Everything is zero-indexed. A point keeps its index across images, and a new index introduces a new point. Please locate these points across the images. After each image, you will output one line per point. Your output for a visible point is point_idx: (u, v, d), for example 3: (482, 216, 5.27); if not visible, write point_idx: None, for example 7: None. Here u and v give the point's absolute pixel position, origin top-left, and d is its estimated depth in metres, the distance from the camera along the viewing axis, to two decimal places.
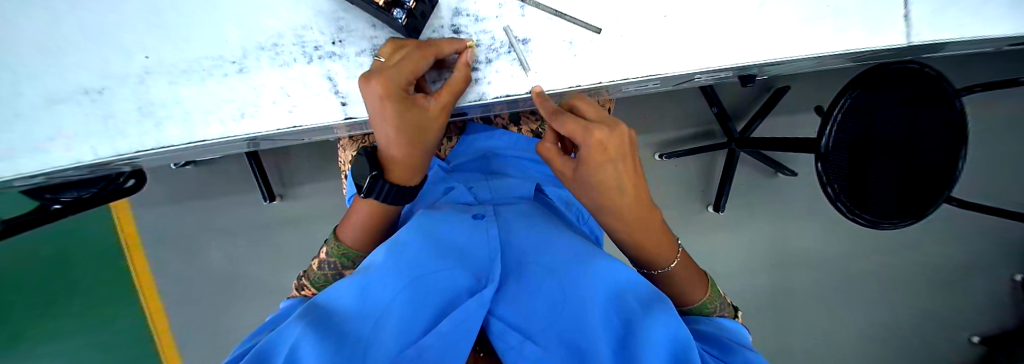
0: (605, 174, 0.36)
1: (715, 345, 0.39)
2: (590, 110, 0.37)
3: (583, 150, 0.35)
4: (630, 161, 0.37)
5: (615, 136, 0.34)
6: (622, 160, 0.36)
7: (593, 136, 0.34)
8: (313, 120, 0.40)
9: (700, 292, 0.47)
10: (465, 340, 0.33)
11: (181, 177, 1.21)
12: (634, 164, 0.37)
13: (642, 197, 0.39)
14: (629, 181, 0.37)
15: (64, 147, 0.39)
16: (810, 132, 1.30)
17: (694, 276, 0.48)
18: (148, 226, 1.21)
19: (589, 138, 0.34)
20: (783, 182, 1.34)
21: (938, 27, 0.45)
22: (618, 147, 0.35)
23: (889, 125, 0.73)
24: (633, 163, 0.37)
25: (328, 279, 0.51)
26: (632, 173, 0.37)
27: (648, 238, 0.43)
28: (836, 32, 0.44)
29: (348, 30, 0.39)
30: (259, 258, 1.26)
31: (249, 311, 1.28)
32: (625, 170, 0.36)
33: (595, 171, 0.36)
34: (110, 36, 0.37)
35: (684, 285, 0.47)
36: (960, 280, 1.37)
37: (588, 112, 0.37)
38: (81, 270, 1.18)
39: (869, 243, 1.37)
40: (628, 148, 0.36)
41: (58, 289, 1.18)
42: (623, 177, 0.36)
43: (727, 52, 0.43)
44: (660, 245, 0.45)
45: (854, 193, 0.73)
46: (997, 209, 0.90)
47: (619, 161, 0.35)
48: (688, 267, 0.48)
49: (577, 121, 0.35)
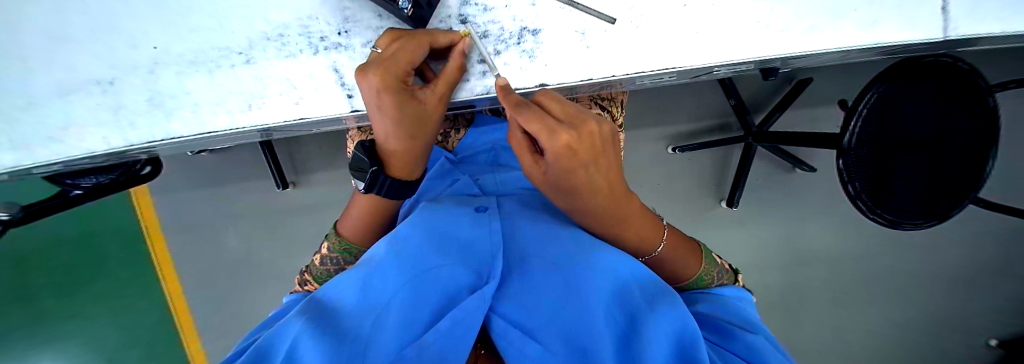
0: (575, 178, 0.34)
1: (714, 330, 0.39)
2: (554, 104, 0.32)
3: (548, 155, 0.32)
4: (604, 162, 0.34)
5: (584, 138, 0.31)
6: (594, 162, 0.33)
7: (558, 138, 0.30)
8: (320, 113, 0.40)
9: (694, 265, 0.47)
10: (465, 337, 0.33)
11: (196, 164, 1.23)
12: (610, 163, 0.35)
13: (615, 194, 0.38)
14: (601, 181, 0.35)
15: (78, 137, 0.40)
16: (832, 127, 1.25)
17: (689, 250, 0.47)
18: (166, 211, 1.25)
19: (555, 142, 0.30)
20: (801, 177, 1.30)
21: (981, 20, 0.42)
22: (587, 149, 0.32)
23: (914, 122, 0.69)
24: (608, 161, 0.35)
25: (330, 273, 0.52)
26: (606, 173, 0.35)
27: (638, 233, 0.43)
28: (867, 25, 0.41)
29: (354, 20, 0.38)
30: (271, 244, 1.29)
31: (262, 296, 1.31)
32: (597, 171, 0.34)
33: (567, 177, 0.34)
34: (117, 25, 0.37)
35: (682, 262, 0.46)
36: (985, 283, 1.31)
37: (556, 112, 0.32)
38: (103, 252, 1.23)
39: (890, 242, 1.33)
40: (601, 147, 0.33)
41: (81, 270, 1.22)
42: (597, 177, 0.35)
43: (749, 46, 0.41)
44: (651, 234, 0.44)
45: (876, 190, 0.69)
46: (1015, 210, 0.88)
47: (591, 163, 0.33)
48: (679, 242, 0.47)
49: (542, 119, 0.30)
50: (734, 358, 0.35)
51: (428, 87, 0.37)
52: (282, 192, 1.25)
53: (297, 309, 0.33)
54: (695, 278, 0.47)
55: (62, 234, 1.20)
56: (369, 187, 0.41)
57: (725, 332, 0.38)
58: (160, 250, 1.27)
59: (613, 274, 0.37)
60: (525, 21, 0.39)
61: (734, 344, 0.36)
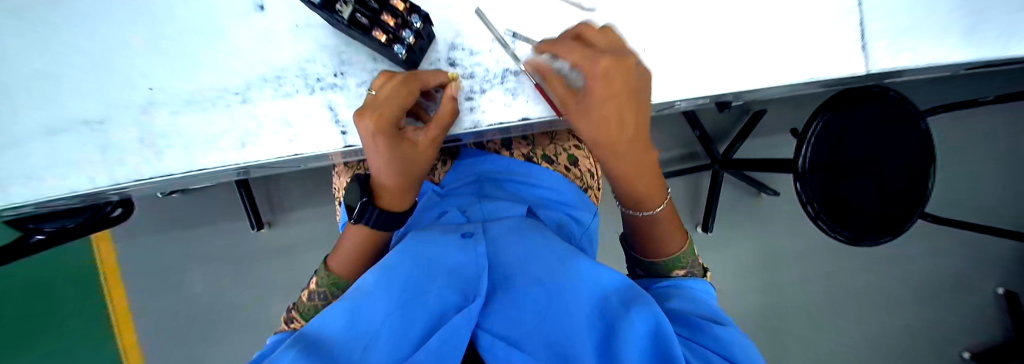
0: (607, 112, 0.36)
1: (685, 325, 0.38)
2: (599, 38, 0.35)
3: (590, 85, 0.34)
4: (634, 103, 0.36)
5: (623, 68, 0.33)
6: (628, 97, 0.35)
7: (598, 64, 0.32)
8: (314, 148, 0.41)
9: (676, 243, 0.51)
10: (456, 351, 0.34)
11: (165, 206, 1.18)
12: (639, 102, 0.37)
13: (639, 137, 0.40)
14: (632, 115, 0.37)
15: (58, 177, 0.39)
16: (788, 153, 1.35)
17: (674, 229, 0.51)
18: (127, 259, 1.18)
19: (596, 68, 0.33)
20: (767, 200, 1.38)
21: (894, 56, 0.49)
22: (625, 75, 0.34)
23: (862, 145, 0.78)
24: (638, 100, 0.37)
25: (317, 309, 0.51)
26: (636, 114, 0.37)
27: (646, 189, 0.47)
28: (804, 64, 0.47)
29: (349, 62, 0.41)
30: (244, 287, 1.22)
31: (229, 347, 1.21)
32: (628, 108, 0.36)
33: (596, 109, 0.36)
34: (114, 67, 0.39)
35: (666, 239, 0.51)
36: (944, 295, 1.41)
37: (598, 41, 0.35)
38: (64, 299, 1.18)
39: (853, 260, 1.41)
40: (636, 83, 0.35)
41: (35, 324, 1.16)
42: (626, 113, 0.36)
43: (704, 83, 0.46)
44: (655, 190, 0.48)
45: (833, 210, 0.76)
46: (973, 226, 0.96)
47: (624, 94, 0.35)
48: (671, 217, 0.51)
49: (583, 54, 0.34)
50: (705, 350, 0.34)
51: (420, 130, 0.40)
52: (259, 232, 1.21)
53: (287, 342, 0.33)
54: (672, 256, 0.50)
55: (21, 277, 1.15)
56: (358, 216, 0.43)
57: (693, 325, 0.37)
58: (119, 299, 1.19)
59: (595, 285, 0.39)
60: (507, 64, 0.43)
61: (704, 338, 0.36)
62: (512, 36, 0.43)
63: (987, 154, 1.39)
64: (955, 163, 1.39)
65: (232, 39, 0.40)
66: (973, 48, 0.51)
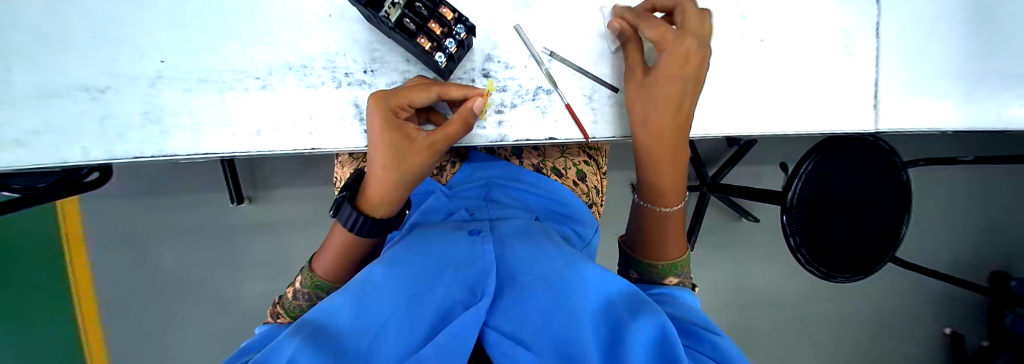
0: (674, 89, 0.40)
1: (685, 333, 0.39)
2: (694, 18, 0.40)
3: (665, 56, 0.39)
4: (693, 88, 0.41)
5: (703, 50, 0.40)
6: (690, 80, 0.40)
7: (684, 42, 0.39)
8: (331, 143, 0.40)
9: (672, 252, 0.51)
10: (463, 346, 0.31)
11: (142, 170, 1.12)
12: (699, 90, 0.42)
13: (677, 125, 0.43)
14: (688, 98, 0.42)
15: (51, 146, 0.36)
16: (773, 184, 1.40)
17: (677, 242, 0.51)
18: (95, 224, 1.12)
19: (678, 45, 0.39)
20: (748, 226, 1.43)
21: (898, 116, 0.51)
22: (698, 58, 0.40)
23: (847, 187, 0.82)
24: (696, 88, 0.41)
25: (302, 309, 0.50)
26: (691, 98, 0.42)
27: (667, 189, 0.48)
28: (817, 114, 0.49)
29: (381, 61, 0.40)
30: (217, 262, 1.18)
31: (196, 322, 1.17)
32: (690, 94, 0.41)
33: (657, 83, 0.40)
34: (124, 35, 0.36)
35: (663, 243, 0.51)
36: (898, 331, 1.50)
37: (688, 21, 0.40)
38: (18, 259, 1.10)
39: (820, 290, 1.48)
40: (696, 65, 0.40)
41: None
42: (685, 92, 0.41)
43: (723, 123, 0.47)
44: (674, 191, 0.49)
45: (812, 245, 0.79)
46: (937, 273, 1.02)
47: (682, 79, 0.40)
48: (674, 230, 0.51)
49: (668, 30, 0.39)
50: (704, 356, 0.35)
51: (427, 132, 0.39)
52: (239, 207, 1.17)
53: (289, 329, 0.31)
54: (670, 263, 0.50)
55: None
56: (337, 209, 0.43)
57: (694, 334, 0.38)
58: (79, 259, 1.12)
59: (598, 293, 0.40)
60: (541, 82, 0.44)
61: (703, 345, 0.36)
62: (550, 54, 0.44)
63: (953, 205, 1.48)
64: (923, 210, 1.47)
65: (259, 22, 0.38)
66: (969, 114, 0.54)
